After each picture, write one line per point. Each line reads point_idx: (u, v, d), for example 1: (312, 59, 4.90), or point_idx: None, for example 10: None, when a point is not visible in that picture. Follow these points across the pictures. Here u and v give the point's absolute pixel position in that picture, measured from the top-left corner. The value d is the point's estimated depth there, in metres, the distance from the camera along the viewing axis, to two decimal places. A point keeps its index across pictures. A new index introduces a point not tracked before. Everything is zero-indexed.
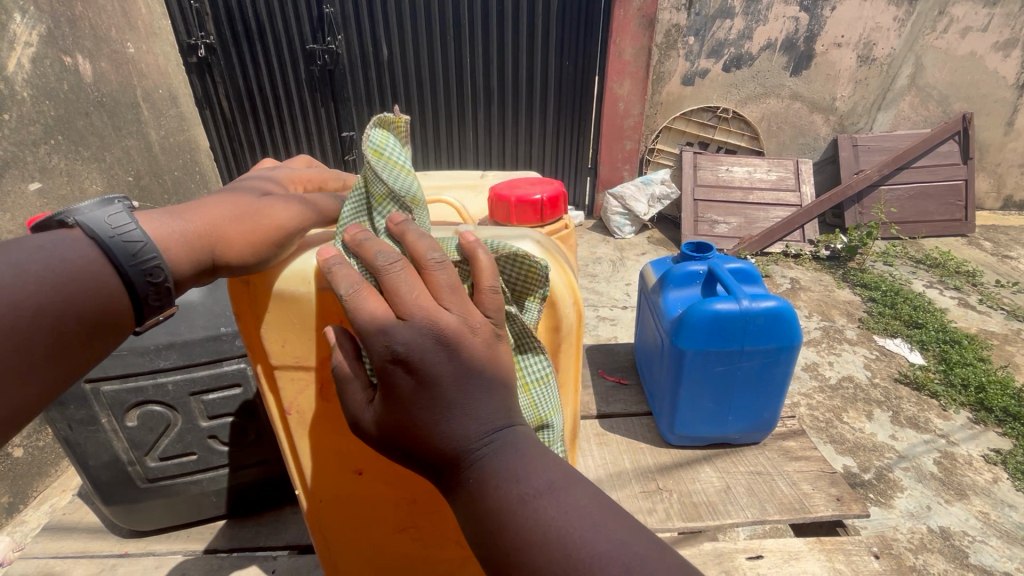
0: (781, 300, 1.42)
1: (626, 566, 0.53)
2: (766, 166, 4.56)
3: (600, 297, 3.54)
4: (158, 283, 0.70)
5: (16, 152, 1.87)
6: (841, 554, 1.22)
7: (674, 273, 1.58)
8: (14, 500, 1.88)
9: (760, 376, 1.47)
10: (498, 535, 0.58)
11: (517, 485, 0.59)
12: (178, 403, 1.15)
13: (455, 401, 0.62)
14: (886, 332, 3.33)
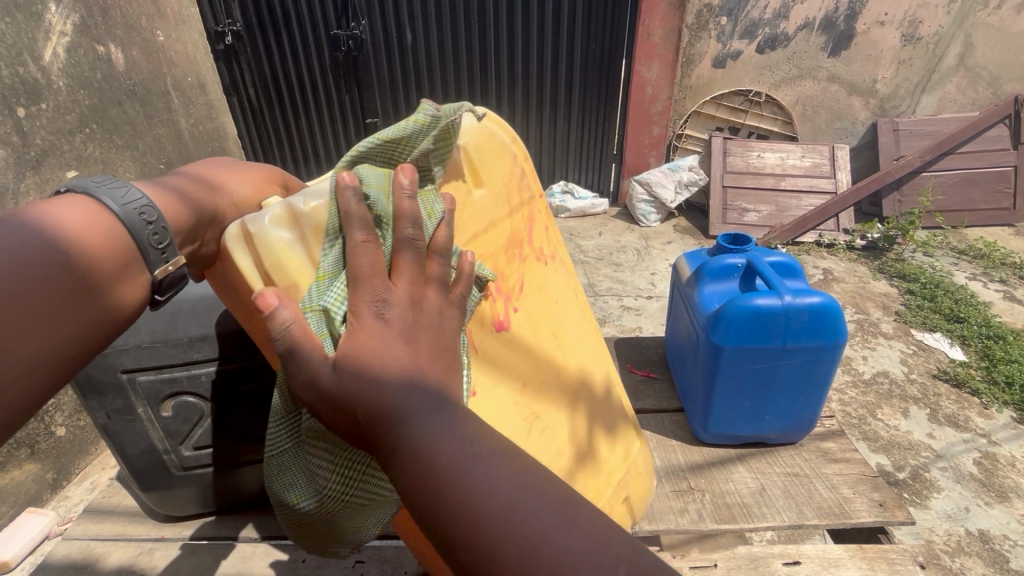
0: (827, 295, 1.36)
1: (551, 526, 0.56)
2: (800, 152, 4.40)
3: (625, 286, 3.49)
4: (156, 223, 0.70)
5: (53, 141, 1.94)
6: (885, 563, 1.16)
7: (711, 266, 1.52)
8: (58, 477, 1.97)
9: (802, 374, 1.42)
10: (458, 521, 0.58)
11: (463, 445, 0.63)
12: (210, 394, 1.17)
13: (400, 365, 0.65)
14: (924, 326, 3.20)
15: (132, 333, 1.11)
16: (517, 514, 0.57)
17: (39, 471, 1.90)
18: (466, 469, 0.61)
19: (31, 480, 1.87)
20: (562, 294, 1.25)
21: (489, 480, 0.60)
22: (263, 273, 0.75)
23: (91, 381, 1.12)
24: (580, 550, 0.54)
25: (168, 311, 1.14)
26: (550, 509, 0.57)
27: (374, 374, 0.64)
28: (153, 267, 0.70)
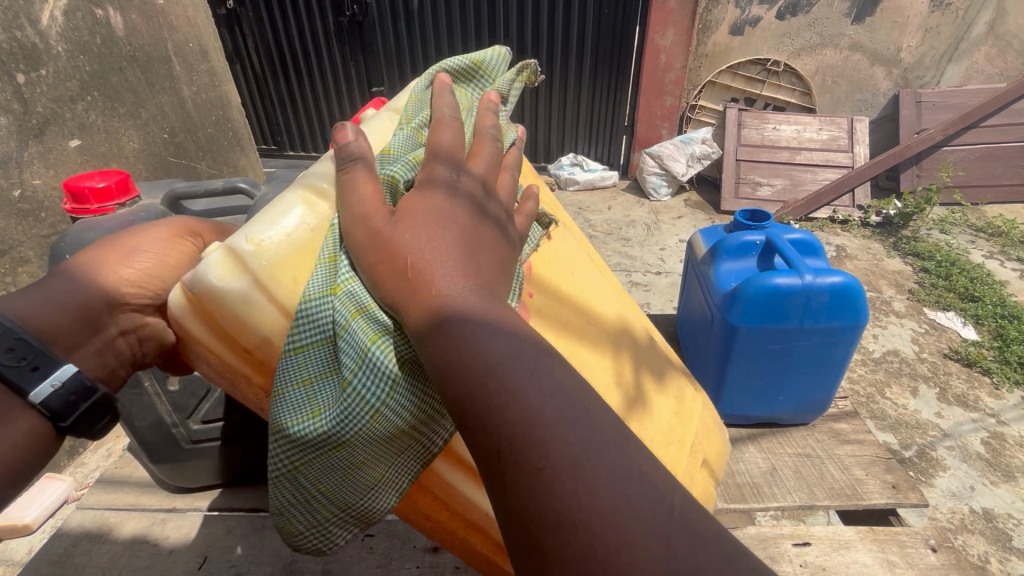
0: (848, 275, 1.32)
1: (599, 443, 0.55)
2: (817, 124, 4.28)
3: (633, 262, 3.44)
4: (14, 345, 0.65)
5: (55, 109, 1.92)
6: (895, 545, 1.16)
7: (729, 243, 1.48)
8: (74, 443, 2.01)
9: (820, 355, 1.40)
10: (501, 422, 0.56)
11: (512, 340, 0.60)
12: None
13: (461, 243, 0.66)
14: (937, 305, 3.15)
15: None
16: (570, 429, 0.55)
17: None
18: (510, 371, 0.58)
19: None
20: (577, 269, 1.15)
21: (541, 385, 0.57)
22: (225, 329, 0.69)
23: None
24: (633, 478, 0.53)
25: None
26: (611, 445, 0.55)
27: (436, 241, 0.64)
28: (29, 390, 0.66)
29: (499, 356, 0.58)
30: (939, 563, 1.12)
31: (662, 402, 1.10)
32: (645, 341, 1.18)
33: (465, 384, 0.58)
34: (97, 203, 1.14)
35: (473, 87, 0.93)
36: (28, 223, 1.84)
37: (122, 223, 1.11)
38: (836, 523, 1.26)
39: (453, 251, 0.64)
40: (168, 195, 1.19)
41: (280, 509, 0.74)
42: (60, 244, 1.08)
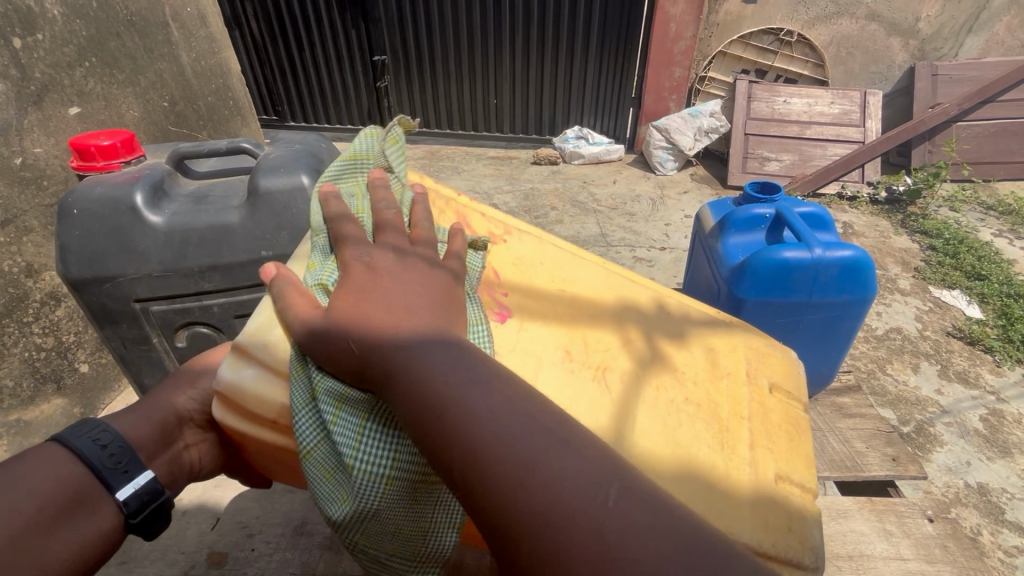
0: (858, 249, 1.31)
1: (541, 450, 0.57)
2: (829, 98, 4.18)
3: (638, 237, 3.42)
4: (113, 454, 0.83)
5: (53, 75, 1.89)
6: (893, 515, 1.19)
7: (738, 215, 1.46)
8: (85, 410, 2.05)
9: (825, 328, 1.40)
10: (449, 453, 0.59)
11: (457, 375, 0.64)
12: (224, 325, 1.22)
13: (394, 301, 0.70)
14: (943, 283, 3.14)
15: (143, 263, 1.11)
16: (514, 442, 0.57)
17: (66, 405, 1.99)
18: (456, 401, 0.61)
19: (59, 412, 1.96)
20: (562, 265, 1.13)
21: (486, 407, 0.61)
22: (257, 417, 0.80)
23: (106, 312, 1.15)
24: (577, 475, 0.55)
25: (175, 241, 1.11)
26: (580, 465, 0.56)
27: (375, 310, 0.69)
28: (113, 488, 0.82)
29: (452, 388, 0.62)
30: (935, 533, 1.15)
31: (696, 344, 1.08)
32: (654, 296, 1.14)
33: (418, 427, 0.62)
34: (104, 161, 1.15)
35: (361, 173, 0.98)
36: (30, 192, 1.80)
37: (128, 179, 1.11)
38: (835, 494, 1.28)
39: (388, 315, 0.69)
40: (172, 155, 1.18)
41: (373, 574, 0.82)
42: (66, 199, 1.08)
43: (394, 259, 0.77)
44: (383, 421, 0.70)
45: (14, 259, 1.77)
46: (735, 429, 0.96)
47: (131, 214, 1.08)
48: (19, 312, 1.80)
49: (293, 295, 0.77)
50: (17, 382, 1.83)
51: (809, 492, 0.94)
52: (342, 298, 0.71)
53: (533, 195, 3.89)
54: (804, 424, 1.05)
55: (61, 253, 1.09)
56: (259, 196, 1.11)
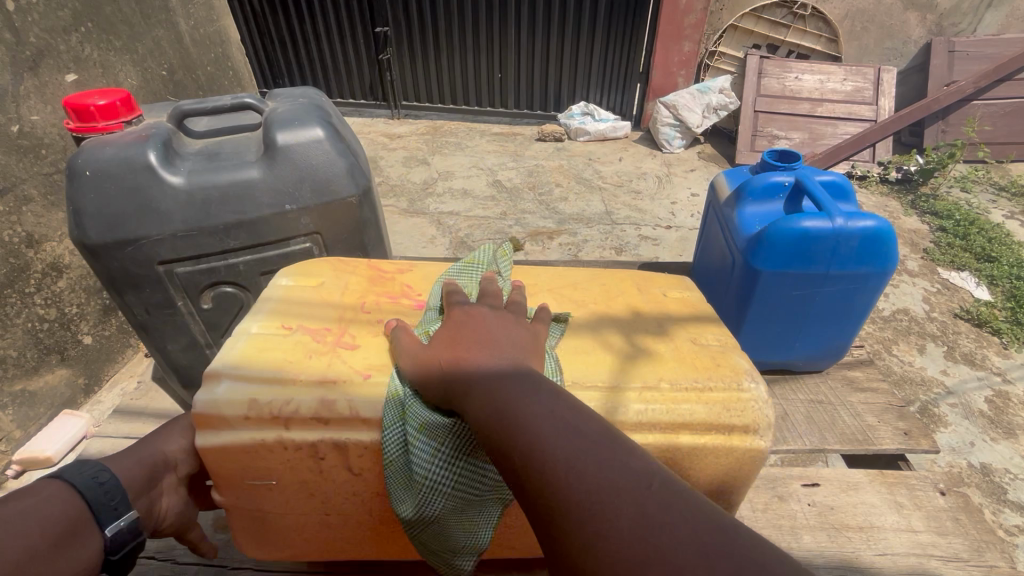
0: (880, 219, 1.28)
1: (582, 448, 0.63)
2: (842, 74, 4.08)
3: (643, 215, 3.37)
4: (107, 486, 0.81)
5: (48, 40, 1.83)
6: (904, 488, 1.19)
7: (754, 184, 1.43)
8: (90, 381, 2.05)
9: (841, 302, 1.37)
10: (512, 454, 0.66)
11: (526, 386, 0.71)
12: (249, 283, 1.22)
13: (495, 335, 0.80)
14: (952, 265, 3.10)
15: (164, 223, 1.09)
16: (565, 441, 0.64)
17: (71, 376, 1.99)
18: (521, 407, 0.68)
19: (64, 383, 1.97)
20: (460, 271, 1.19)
21: (545, 413, 0.67)
22: (238, 417, 0.85)
23: (128, 276, 1.13)
24: (613, 471, 0.60)
25: (197, 199, 1.09)
26: (619, 465, 0.61)
27: (469, 341, 0.78)
28: (104, 525, 0.79)
29: (513, 397, 0.70)
30: (947, 505, 1.14)
31: (587, 286, 1.17)
32: (534, 269, 1.23)
33: (487, 429, 0.70)
34: (103, 121, 1.12)
35: (475, 273, 1.08)
36: (29, 160, 1.77)
37: (136, 138, 1.07)
38: (846, 467, 1.28)
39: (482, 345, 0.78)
40: (173, 112, 1.14)
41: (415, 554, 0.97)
42: (76, 160, 1.04)
43: (491, 313, 0.85)
44: (453, 447, 0.79)
45: (13, 229, 1.74)
46: (643, 322, 1.06)
47: (148, 173, 1.05)
48: (21, 282, 1.78)
49: (399, 328, 0.91)
50: (20, 353, 1.82)
51: (731, 341, 1.04)
52: (441, 337, 0.82)
53: (537, 171, 3.84)
54: (704, 303, 1.14)
55: (77, 216, 1.06)
56: (278, 150, 1.11)
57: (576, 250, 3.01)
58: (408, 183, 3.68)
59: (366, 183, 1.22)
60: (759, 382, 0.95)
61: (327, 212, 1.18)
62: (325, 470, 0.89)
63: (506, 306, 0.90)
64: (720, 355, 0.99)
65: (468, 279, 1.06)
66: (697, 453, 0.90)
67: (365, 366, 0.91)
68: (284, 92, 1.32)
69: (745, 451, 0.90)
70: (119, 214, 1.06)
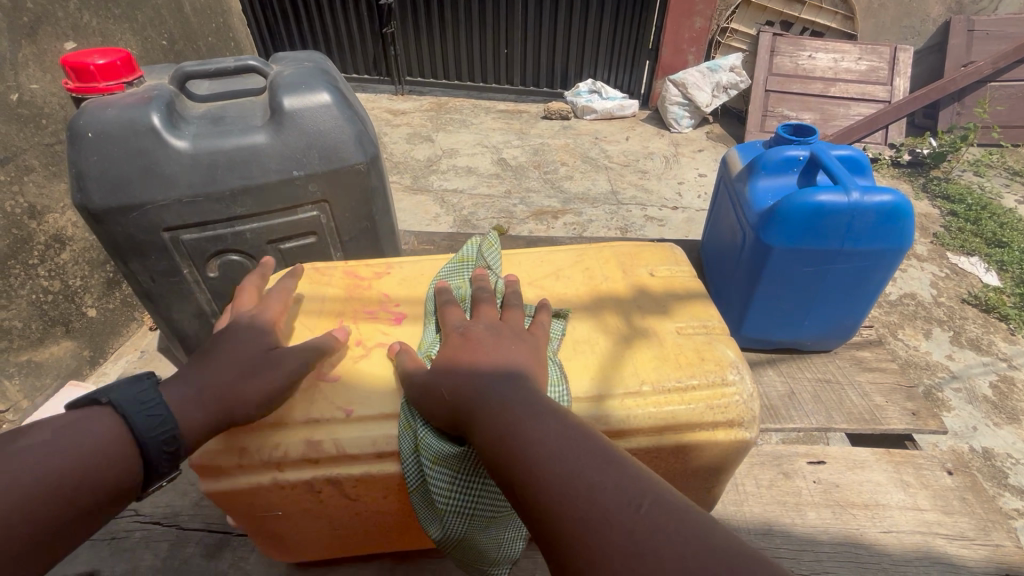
0: (897, 193, 1.25)
1: (580, 469, 0.60)
2: (857, 53, 3.98)
3: (650, 196, 3.32)
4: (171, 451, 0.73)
5: (46, 5, 1.79)
6: (911, 467, 1.18)
7: (768, 158, 1.40)
8: (95, 354, 2.06)
9: (851, 282, 1.36)
10: (511, 472, 0.64)
11: (525, 405, 0.69)
12: (255, 251, 1.21)
13: (491, 353, 0.77)
14: (961, 250, 3.06)
15: (170, 187, 1.07)
16: (562, 460, 0.61)
17: (76, 348, 2.00)
18: (521, 428, 0.66)
19: (70, 355, 1.98)
20: (438, 266, 1.15)
21: (545, 434, 0.65)
22: (235, 463, 0.82)
23: (133, 242, 1.11)
24: (609, 491, 0.58)
25: (203, 164, 1.07)
26: (620, 491, 0.57)
27: (468, 363, 0.76)
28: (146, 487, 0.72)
29: (513, 417, 0.67)
30: (954, 485, 1.14)
31: (570, 272, 1.10)
32: (520, 256, 1.16)
33: (487, 448, 0.67)
34: (103, 82, 1.09)
35: (465, 272, 1.05)
36: (29, 130, 1.74)
37: (138, 99, 1.04)
38: (852, 446, 1.28)
39: (478, 363, 0.75)
40: (175, 74, 1.11)
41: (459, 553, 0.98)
42: (77, 121, 1.02)
43: (488, 328, 0.82)
44: (468, 471, 0.77)
45: (16, 199, 1.73)
46: (622, 300, 1.03)
47: (151, 135, 1.03)
48: (24, 254, 1.78)
49: (400, 355, 0.86)
50: (25, 324, 1.83)
51: (719, 327, 0.98)
52: (440, 356, 0.79)
53: (543, 150, 3.78)
54: (692, 283, 1.08)
55: (79, 180, 1.03)
56: (285, 116, 1.08)
57: (581, 230, 2.98)
58: (412, 160, 3.63)
59: (374, 151, 1.20)
60: (745, 373, 0.91)
61: (334, 179, 1.17)
62: (326, 500, 0.86)
63: (503, 319, 0.86)
64: (704, 347, 0.94)
65: (461, 279, 1.03)
66: (686, 447, 0.87)
67: (345, 401, 0.87)
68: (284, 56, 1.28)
69: (729, 444, 0.88)
70: (122, 176, 1.04)
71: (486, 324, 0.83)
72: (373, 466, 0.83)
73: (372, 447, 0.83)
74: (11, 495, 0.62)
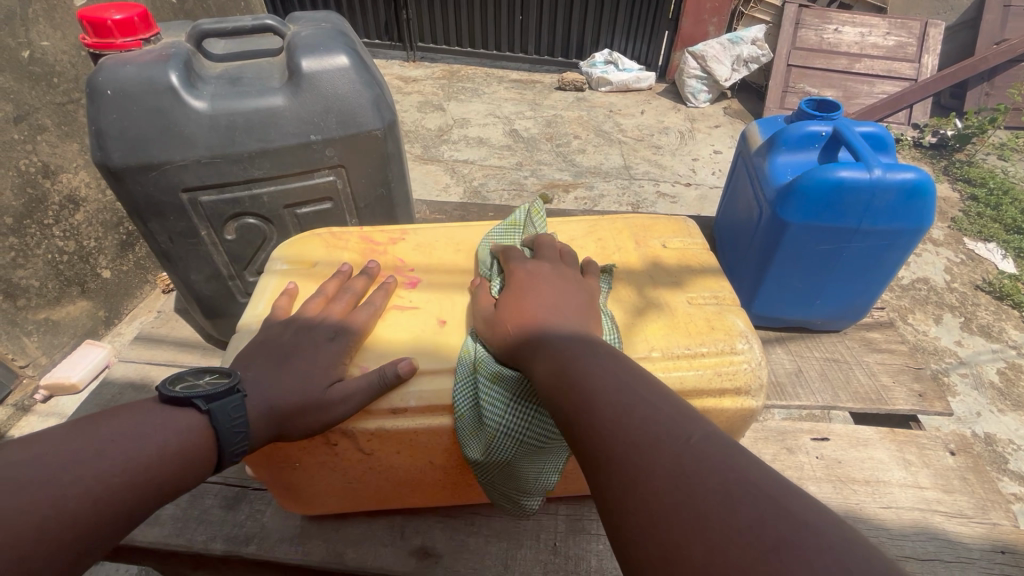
0: (920, 171, 1.22)
1: (629, 405, 0.61)
2: (885, 28, 3.84)
3: (663, 171, 3.28)
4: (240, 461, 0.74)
5: None
6: (914, 446, 1.20)
7: (791, 133, 1.37)
8: (110, 314, 2.10)
9: (869, 259, 1.34)
10: (564, 400, 0.66)
11: (591, 344, 0.73)
12: (271, 215, 1.22)
13: (553, 294, 0.82)
14: (979, 236, 3.00)
15: (189, 148, 1.07)
16: (616, 396, 0.63)
17: (91, 308, 2.04)
18: (581, 364, 0.69)
19: (85, 315, 2.03)
20: (448, 235, 1.15)
21: (601, 371, 0.67)
22: None
23: (152, 202, 1.12)
24: (657, 427, 0.57)
25: (221, 125, 1.06)
26: (668, 427, 0.57)
27: (532, 298, 0.82)
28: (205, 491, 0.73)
29: (572, 350, 0.71)
30: (956, 465, 1.16)
31: (583, 242, 1.10)
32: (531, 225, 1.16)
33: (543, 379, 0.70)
34: (120, 38, 1.08)
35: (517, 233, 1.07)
36: (41, 88, 1.73)
37: (156, 57, 1.03)
38: (857, 424, 1.29)
39: (542, 301, 0.81)
40: (193, 32, 1.09)
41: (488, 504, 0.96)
42: (95, 78, 1.01)
43: (549, 270, 0.87)
44: (524, 398, 0.81)
45: (29, 158, 1.73)
46: (635, 272, 1.03)
47: (170, 95, 1.02)
48: (40, 213, 1.79)
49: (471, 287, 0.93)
50: (42, 283, 1.86)
51: (730, 298, 0.98)
52: (507, 293, 0.85)
53: (556, 122, 3.72)
54: (705, 255, 1.08)
55: (99, 138, 1.03)
56: (303, 78, 1.07)
57: (591, 205, 2.95)
58: (423, 129, 3.59)
59: (391, 117, 1.19)
60: (755, 343, 0.91)
61: (352, 145, 1.16)
62: (339, 455, 0.88)
63: (563, 263, 0.91)
64: (715, 317, 0.95)
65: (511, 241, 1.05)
66: None
67: (364, 360, 0.89)
68: (305, 16, 1.26)
69: (738, 412, 0.88)
70: (147, 137, 1.04)
71: (549, 268, 0.88)
72: (387, 421, 0.85)
73: (386, 406, 0.85)
74: (121, 492, 0.62)
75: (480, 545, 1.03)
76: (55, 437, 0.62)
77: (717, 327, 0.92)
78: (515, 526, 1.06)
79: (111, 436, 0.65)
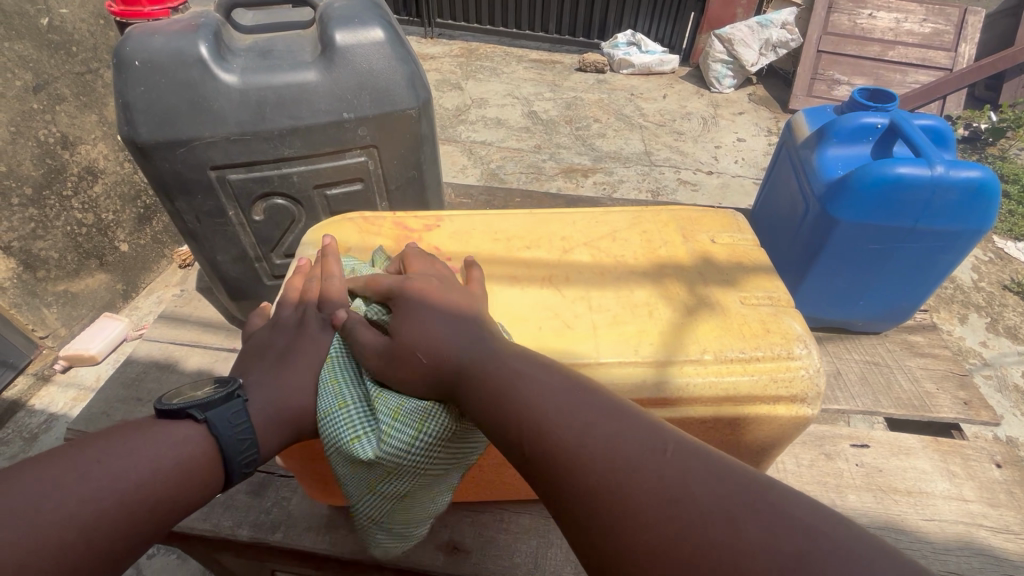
0: (985, 170, 1.17)
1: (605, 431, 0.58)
2: (922, 14, 3.69)
3: (685, 158, 3.20)
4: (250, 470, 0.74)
5: None
6: (958, 457, 1.17)
7: (842, 124, 1.31)
8: (128, 288, 2.10)
9: (920, 263, 1.30)
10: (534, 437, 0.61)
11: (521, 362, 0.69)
12: (301, 196, 1.19)
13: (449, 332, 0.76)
14: (1009, 234, 2.92)
15: (219, 123, 1.04)
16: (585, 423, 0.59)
17: (109, 281, 2.04)
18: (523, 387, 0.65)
19: (103, 288, 2.02)
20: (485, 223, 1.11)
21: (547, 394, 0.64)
22: None
23: (180, 180, 1.10)
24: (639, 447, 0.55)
25: (252, 101, 1.03)
26: (648, 440, 0.56)
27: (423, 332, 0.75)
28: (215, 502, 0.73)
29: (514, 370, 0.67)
30: (1002, 478, 1.13)
31: (626, 235, 1.07)
32: (571, 215, 1.12)
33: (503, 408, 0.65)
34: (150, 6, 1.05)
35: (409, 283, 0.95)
36: (61, 57, 1.71)
37: (186, 27, 1.00)
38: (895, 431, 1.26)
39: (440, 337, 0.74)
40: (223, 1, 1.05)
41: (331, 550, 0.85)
42: (123, 48, 0.98)
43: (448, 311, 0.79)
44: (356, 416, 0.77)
45: (49, 128, 1.71)
46: (682, 268, 0.99)
47: (200, 68, 0.99)
48: (59, 184, 1.78)
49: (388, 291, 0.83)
50: (61, 255, 1.86)
51: (783, 299, 0.95)
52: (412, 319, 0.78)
53: (575, 104, 3.63)
54: (756, 253, 1.04)
55: (127, 111, 1.01)
56: (337, 52, 1.03)
57: (610, 190, 2.90)
58: (440, 109, 3.52)
59: (426, 96, 1.15)
60: (812, 348, 0.88)
61: (386, 124, 1.13)
62: None
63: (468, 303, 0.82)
64: (769, 319, 0.91)
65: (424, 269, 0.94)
66: (741, 420, 0.85)
67: None
68: None
69: (790, 418, 0.86)
70: (176, 114, 1.01)
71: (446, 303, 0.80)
72: None
73: None
74: (113, 512, 0.62)
75: (509, 542, 1.02)
76: (44, 462, 0.62)
77: (771, 329, 0.89)
78: (546, 524, 1.05)
79: (100, 457, 0.64)
